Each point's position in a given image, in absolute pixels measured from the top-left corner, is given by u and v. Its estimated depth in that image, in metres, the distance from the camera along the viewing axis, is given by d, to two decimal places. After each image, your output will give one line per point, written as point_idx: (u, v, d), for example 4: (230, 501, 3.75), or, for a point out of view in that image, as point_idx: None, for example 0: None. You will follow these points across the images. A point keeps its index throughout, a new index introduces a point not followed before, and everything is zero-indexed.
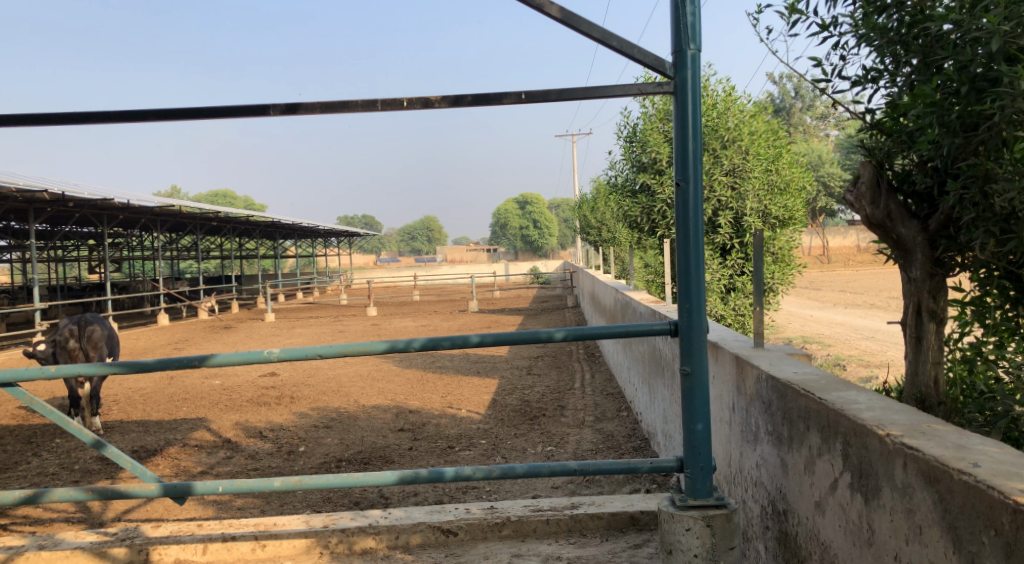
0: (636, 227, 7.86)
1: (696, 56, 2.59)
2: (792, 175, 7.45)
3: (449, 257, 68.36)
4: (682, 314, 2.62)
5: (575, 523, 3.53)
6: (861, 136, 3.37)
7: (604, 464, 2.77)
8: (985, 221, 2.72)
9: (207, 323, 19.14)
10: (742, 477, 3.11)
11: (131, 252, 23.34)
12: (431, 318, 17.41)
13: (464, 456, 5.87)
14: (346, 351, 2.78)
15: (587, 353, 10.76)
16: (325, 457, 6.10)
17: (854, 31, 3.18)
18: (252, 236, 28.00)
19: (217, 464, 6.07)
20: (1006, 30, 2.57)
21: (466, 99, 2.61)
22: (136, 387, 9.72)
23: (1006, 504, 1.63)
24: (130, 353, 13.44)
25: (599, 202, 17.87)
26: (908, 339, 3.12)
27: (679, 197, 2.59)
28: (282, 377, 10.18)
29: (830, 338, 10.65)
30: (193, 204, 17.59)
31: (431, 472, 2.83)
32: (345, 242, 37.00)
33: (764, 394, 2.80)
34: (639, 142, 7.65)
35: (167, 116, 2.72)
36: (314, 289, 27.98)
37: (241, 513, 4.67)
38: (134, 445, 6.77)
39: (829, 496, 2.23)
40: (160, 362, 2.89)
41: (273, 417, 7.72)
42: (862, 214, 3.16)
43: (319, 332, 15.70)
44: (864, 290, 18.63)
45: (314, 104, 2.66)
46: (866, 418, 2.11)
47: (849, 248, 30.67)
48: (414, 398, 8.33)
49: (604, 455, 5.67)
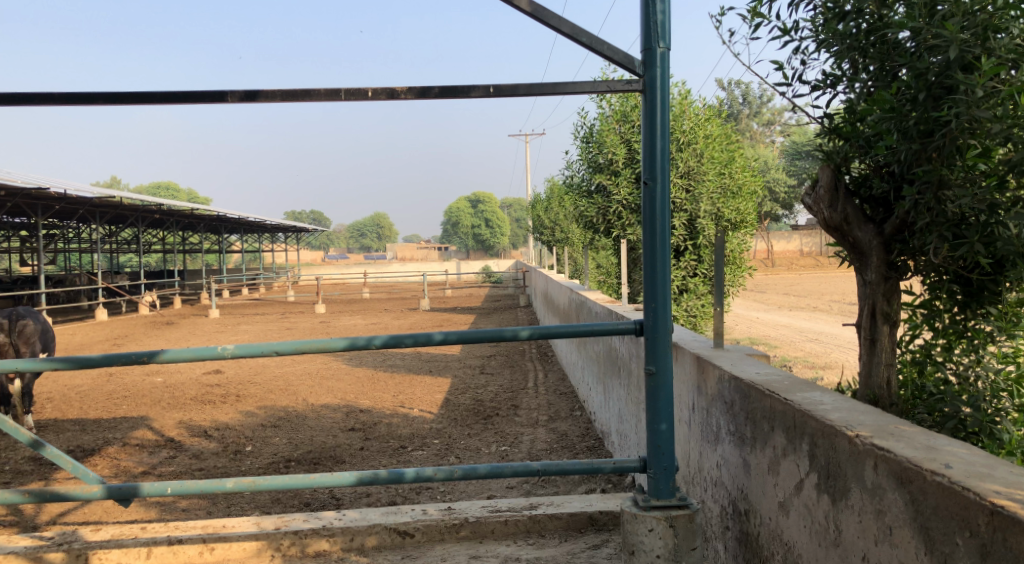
0: (592, 227, 7.87)
1: (665, 54, 2.59)
2: (745, 179, 7.55)
3: (398, 255, 68.09)
4: (647, 313, 2.61)
5: (533, 523, 3.50)
6: (818, 141, 3.39)
7: (567, 464, 2.74)
8: (939, 226, 2.75)
9: (148, 318, 18.64)
10: (702, 477, 3.11)
11: (67, 243, 22.62)
12: (381, 315, 17.28)
13: (417, 456, 5.80)
14: (303, 347, 2.70)
15: (539, 352, 10.77)
16: (273, 456, 5.98)
17: (813, 36, 3.20)
18: (196, 230, 27.40)
19: (160, 464, 5.90)
20: (963, 39, 2.62)
21: (433, 91, 2.56)
22: (72, 384, 9.41)
23: (982, 505, 1.64)
24: (66, 349, 13.01)
25: (553, 202, 17.94)
26: (861, 341, 3.14)
27: (647, 196, 2.59)
28: (227, 375, 9.96)
29: (775, 339, 10.86)
30: (134, 195, 17.08)
31: (391, 473, 2.76)
32: (292, 238, 36.49)
33: (726, 394, 2.80)
34: (595, 143, 7.66)
35: (117, 100, 2.61)
36: (260, 285, 27.47)
37: (185, 515, 4.53)
38: (69, 444, 6.53)
39: (794, 497, 2.24)
40: (105, 357, 2.77)
41: (218, 416, 7.54)
42: (820, 217, 3.17)
43: (265, 329, 15.42)
44: (807, 293, 19.10)
45: (274, 92, 2.57)
46: (833, 419, 2.12)
47: (793, 253, 31.44)
48: (365, 396, 8.23)
49: (559, 454, 5.66)
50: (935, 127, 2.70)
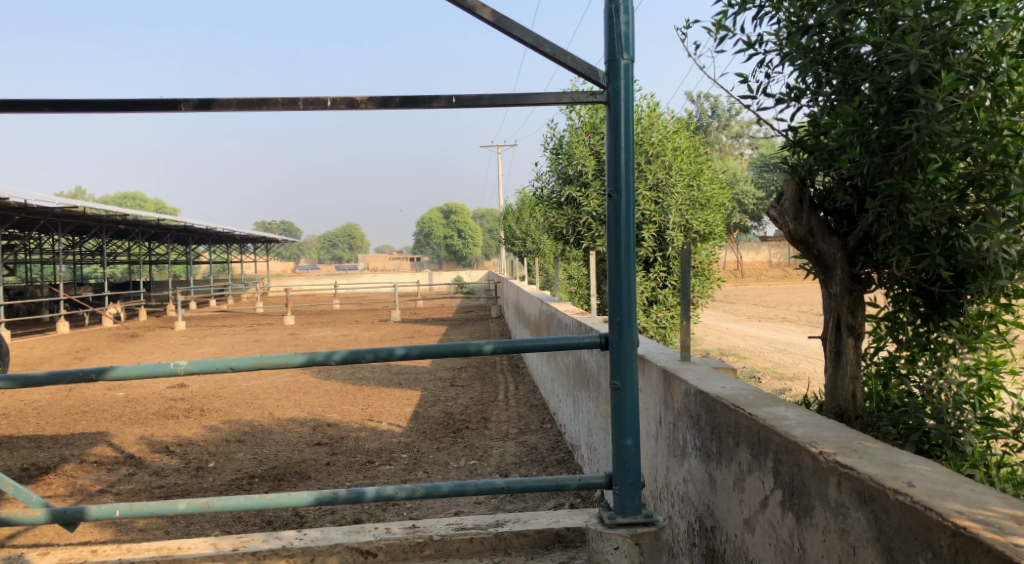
0: (561, 238, 7.86)
1: (628, 66, 2.56)
2: (713, 191, 7.57)
3: (371, 266, 68.01)
4: (612, 327, 2.57)
5: (498, 541, 3.45)
6: (783, 154, 3.39)
7: (531, 482, 2.69)
8: (901, 239, 2.75)
9: (111, 330, 18.29)
10: (669, 492, 3.08)
11: (28, 255, 22.17)
12: (352, 327, 17.13)
13: (384, 471, 5.72)
14: (258, 363, 2.63)
15: (510, 364, 10.71)
16: (236, 473, 5.86)
17: (777, 49, 3.21)
18: (162, 241, 27.02)
19: (118, 482, 5.76)
20: (923, 54, 2.63)
21: (394, 101, 2.51)
22: (29, 400, 9.19)
23: (945, 526, 1.62)
24: (25, 363, 12.71)
25: (524, 213, 17.95)
26: (826, 354, 3.12)
27: (611, 209, 2.56)
28: (192, 388, 9.79)
29: (745, 350, 10.91)
30: (98, 205, 16.79)
31: (350, 492, 2.70)
32: (261, 249, 36.11)
33: (692, 409, 2.77)
34: (565, 154, 7.66)
35: (65, 108, 2.54)
36: (228, 297, 27.12)
37: (141, 535, 4.42)
38: (24, 463, 6.36)
39: (759, 514, 2.21)
40: (52, 375, 2.68)
41: (181, 431, 7.39)
42: (785, 229, 3.17)
43: (233, 342, 15.20)
44: (776, 303, 19.27)
45: (229, 101, 2.51)
46: (797, 435, 2.10)
47: (762, 263, 31.84)
48: (332, 410, 8.12)
49: (528, 468, 5.61)
50: (896, 141, 2.71)
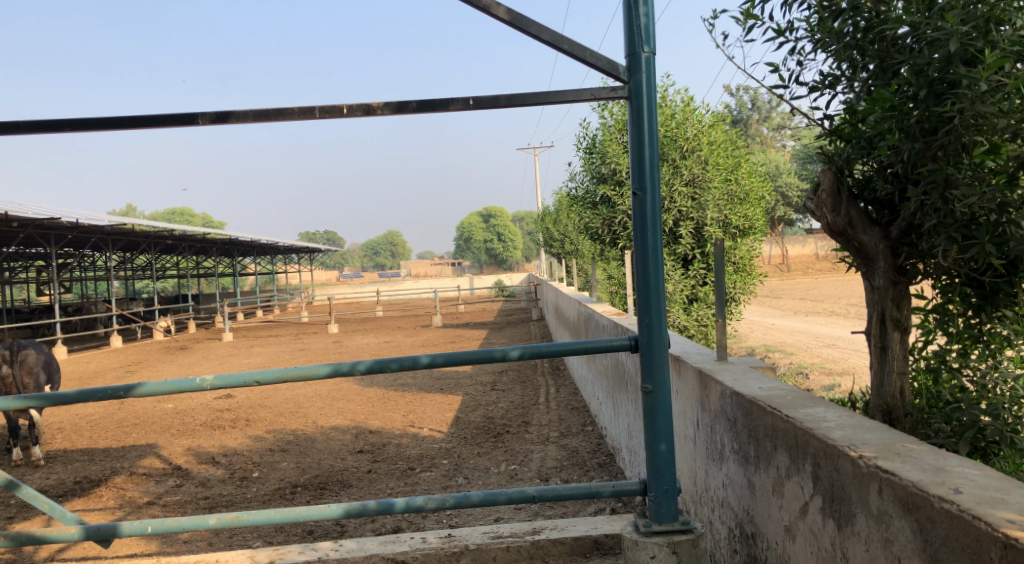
0: (597, 238, 7.77)
1: (650, 59, 2.48)
2: (751, 185, 7.40)
3: (413, 271, 68.50)
4: (642, 328, 2.49)
5: (536, 549, 3.39)
6: (820, 144, 3.28)
7: (562, 490, 2.61)
8: (946, 227, 2.61)
9: (162, 343, 18.58)
10: (709, 497, 2.98)
11: (82, 272, 22.73)
12: (395, 334, 17.18)
13: (425, 477, 5.69)
14: (284, 375, 2.60)
15: (551, 367, 10.63)
16: (279, 482, 5.88)
17: (809, 36, 3.11)
18: (209, 254, 27.51)
19: (165, 493, 5.81)
20: (963, 32, 2.51)
21: (410, 105, 2.47)
22: (83, 414, 9.37)
23: (994, 538, 1.51)
24: (79, 378, 12.97)
25: (561, 215, 17.85)
26: (871, 349, 3.00)
27: (636, 206, 2.48)
28: (238, 399, 9.89)
29: (791, 346, 10.67)
30: (145, 220, 17.08)
31: (379, 504, 2.65)
32: (305, 260, 36.48)
33: (729, 411, 2.68)
34: (598, 153, 7.58)
35: (84, 126, 2.54)
36: (275, 307, 27.44)
37: (186, 547, 4.44)
38: (76, 476, 6.46)
39: (799, 521, 2.12)
40: (82, 393, 2.68)
41: (227, 442, 7.46)
42: (823, 222, 3.05)
43: (278, 351, 15.32)
44: (823, 297, 18.88)
45: (246, 112, 2.49)
46: (835, 438, 2.00)
47: (807, 256, 31.22)
48: (374, 417, 8.13)
49: (570, 472, 5.53)
50: (938, 125, 2.58)
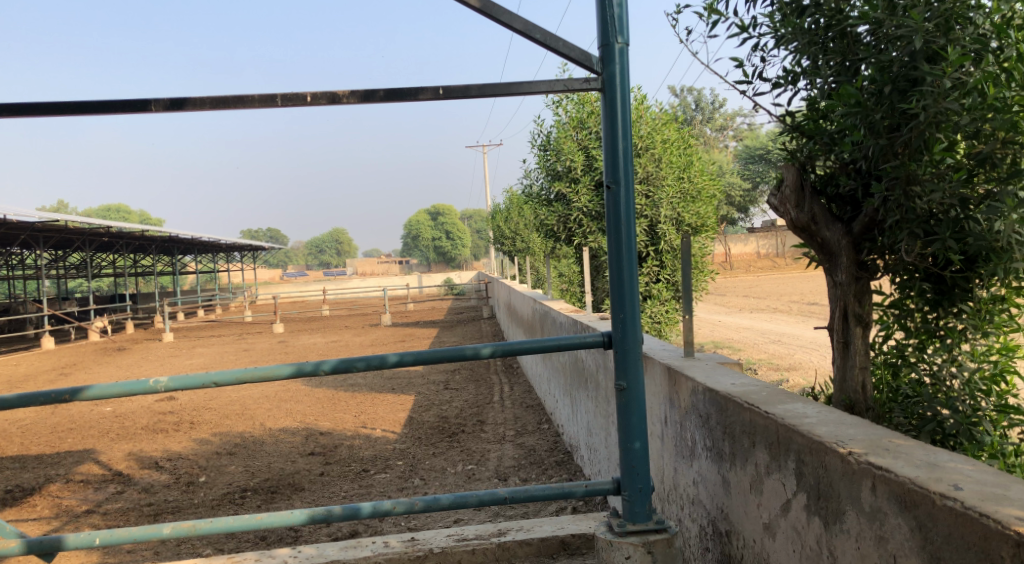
0: (552, 235, 7.74)
1: (623, 50, 2.43)
2: (704, 183, 7.44)
3: (358, 269, 67.77)
4: (615, 325, 2.44)
5: (502, 552, 3.32)
6: (781, 140, 3.26)
7: (534, 490, 2.54)
8: (909, 223, 2.60)
9: (98, 345, 17.93)
10: (677, 494, 2.95)
11: (11, 270, 21.82)
12: (343, 333, 16.91)
13: (380, 479, 5.57)
14: (243, 376, 2.48)
15: (503, 365, 10.56)
16: (228, 487, 5.69)
17: (772, 32, 3.09)
18: (147, 253, 26.70)
19: (105, 501, 5.58)
20: (928, 28, 2.50)
21: (378, 94, 2.37)
22: (15, 420, 8.97)
23: (1005, 535, 1.50)
24: (9, 381, 12.42)
25: (513, 212, 17.79)
26: (834, 345, 2.99)
27: (610, 200, 2.42)
28: (181, 401, 9.59)
29: (739, 342, 10.80)
30: (80, 217, 16.45)
31: (346, 509, 2.55)
32: (247, 258, 35.74)
33: (701, 407, 2.65)
34: (553, 150, 7.56)
35: (25, 112, 2.39)
36: (216, 307, 26.79)
37: (129, 557, 4.26)
38: (8, 484, 6.17)
39: (780, 519, 2.09)
40: (23, 397, 2.52)
41: (170, 446, 7.22)
42: (787, 218, 3.03)
43: (222, 352, 14.93)
44: (767, 294, 19.17)
45: (202, 99, 2.37)
46: (821, 435, 1.97)
47: (749, 254, 31.64)
48: (325, 418, 7.96)
49: (528, 471, 5.47)
50: (901, 121, 2.58)
